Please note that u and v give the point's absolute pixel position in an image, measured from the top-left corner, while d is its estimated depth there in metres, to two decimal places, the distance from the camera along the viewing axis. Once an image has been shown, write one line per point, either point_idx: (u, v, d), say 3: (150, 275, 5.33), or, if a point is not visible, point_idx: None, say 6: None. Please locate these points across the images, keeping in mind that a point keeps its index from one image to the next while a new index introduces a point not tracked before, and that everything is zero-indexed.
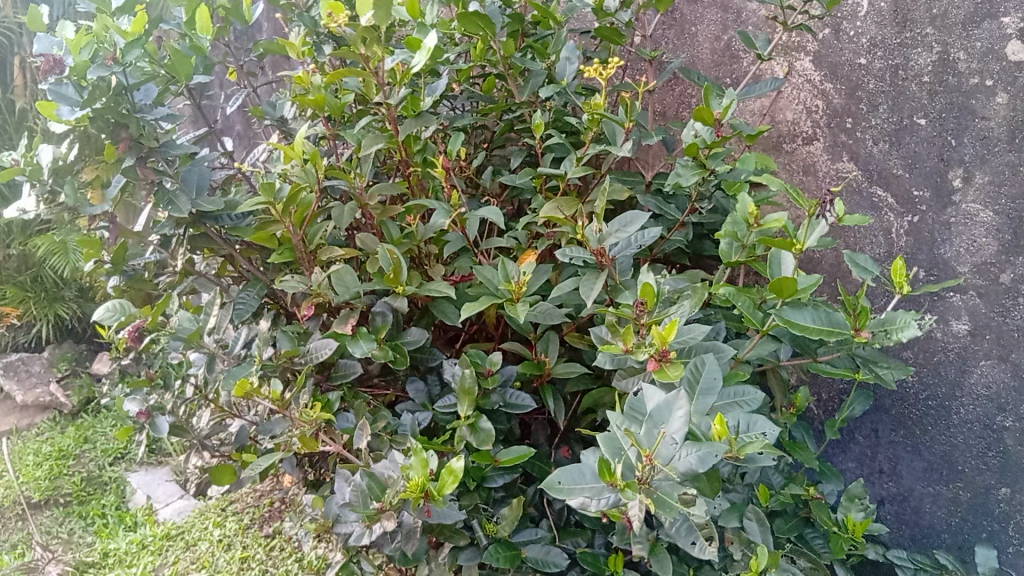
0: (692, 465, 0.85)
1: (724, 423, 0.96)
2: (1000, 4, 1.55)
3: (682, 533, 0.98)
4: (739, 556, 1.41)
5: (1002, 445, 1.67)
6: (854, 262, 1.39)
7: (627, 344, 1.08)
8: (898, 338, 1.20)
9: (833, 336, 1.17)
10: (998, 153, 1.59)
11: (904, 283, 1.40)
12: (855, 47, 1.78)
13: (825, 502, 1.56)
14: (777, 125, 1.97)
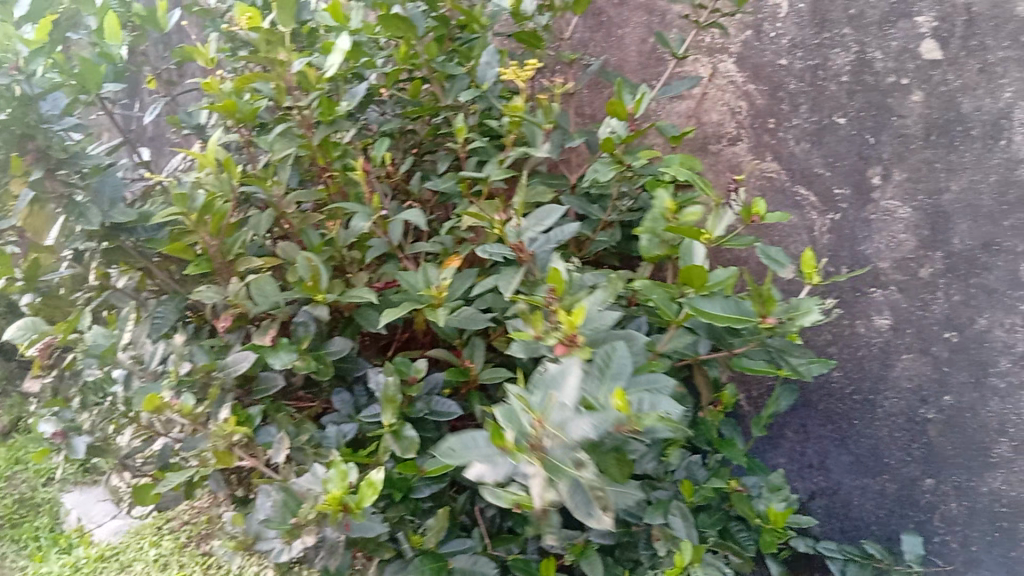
0: (585, 431, 0.85)
1: (624, 397, 0.92)
2: (914, 3, 1.65)
3: (580, 506, 0.89)
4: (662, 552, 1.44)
5: (925, 437, 1.71)
6: (767, 253, 1.38)
7: (538, 330, 1.11)
8: (804, 323, 1.24)
9: (740, 325, 1.18)
10: (914, 151, 1.67)
11: (814, 274, 1.42)
12: (776, 47, 1.83)
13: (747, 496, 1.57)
14: (703, 126, 1.98)
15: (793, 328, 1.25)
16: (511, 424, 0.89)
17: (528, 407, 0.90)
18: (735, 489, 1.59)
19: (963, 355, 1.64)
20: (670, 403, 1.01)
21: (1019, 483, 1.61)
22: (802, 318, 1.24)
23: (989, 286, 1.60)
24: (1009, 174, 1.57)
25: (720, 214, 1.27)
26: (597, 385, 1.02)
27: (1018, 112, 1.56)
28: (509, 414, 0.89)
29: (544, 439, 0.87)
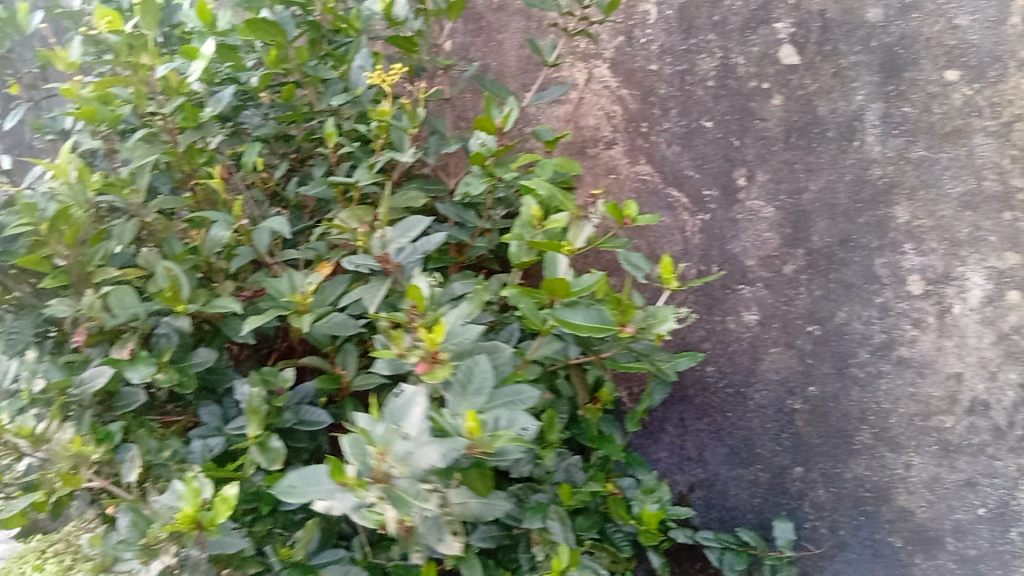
0: (433, 461, 0.88)
1: (477, 419, 0.97)
2: (772, 10, 1.73)
3: (431, 532, 1.10)
4: (538, 555, 1.46)
5: (793, 426, 1.79)
6: (627, 258, 1.41)
7: (400, 348, 1.12)
8: (661, 330, 1.27)
9: (602, 333, 1.22)
10: (776, 152, 1.76)
11: (673, 279, 1.40)
12: (646, 53, 1.90)
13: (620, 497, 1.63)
14: (580, 130, 2.03)
15: (650, 334, 1.29)
16: (355, 460, 0.93)
17: (372, 438, 0.93)
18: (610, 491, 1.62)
19: (826, 347, 1.72)
20: (526, 419, 1.07)
21: (881, 467, 1.69)
22: (658, 325, 1.27)
23: (847, 280, 1.69)
24: (863, 174, 1.66)
25: (581, 227, 1.32)
26: (459, 401, 1.06)
27: (869, 114, 1.65)
28: (351, 450, 0.93)
29: (389, 471, 0.91)
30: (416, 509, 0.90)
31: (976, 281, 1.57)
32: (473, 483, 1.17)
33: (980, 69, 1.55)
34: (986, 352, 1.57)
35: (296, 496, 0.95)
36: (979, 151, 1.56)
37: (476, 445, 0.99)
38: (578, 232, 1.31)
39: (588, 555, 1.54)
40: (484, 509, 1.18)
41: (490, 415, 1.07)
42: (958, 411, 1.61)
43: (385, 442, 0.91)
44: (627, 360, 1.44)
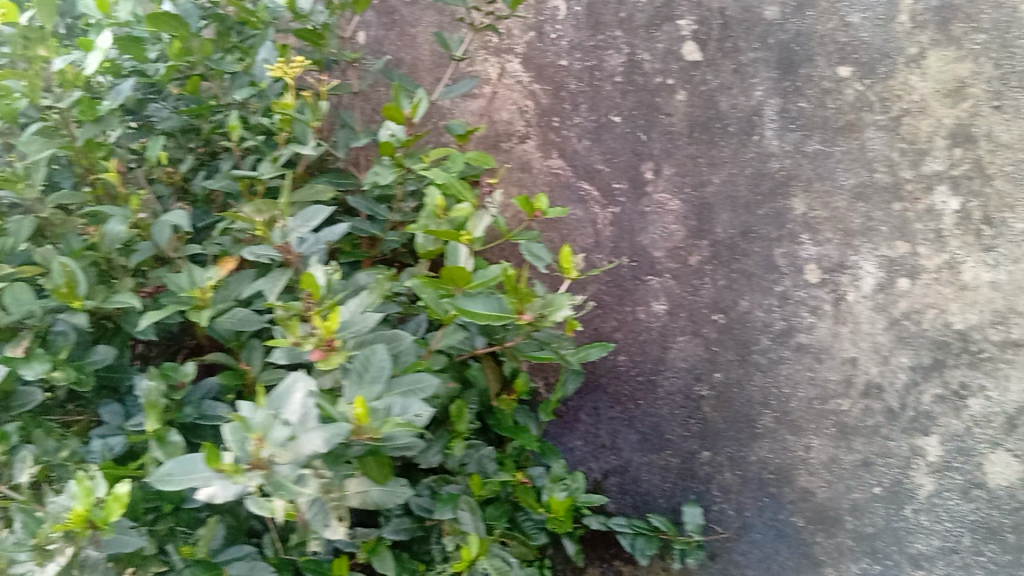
0: (316, 446, 0.95)
1: (365, 407, 1.01)
2: (676, 8, 1.79)
3: (317, 517, 1.10)
4: (449, 546, 1.48)
5: (701, 413, 1.82)
6: (530, 249, 1.45)
7: (295, 336, 1.10)
8: (557, 316, 1.30)
9: (501, 323, 1.25)
10: (680, 147, 1.80)
11: (573, 269, 1.43)
12: (556, 49, 1.93)
13: (529, 486, 1.65)
14: (494, 125, 2.00)
15: (548, 319, 1.31)
16: (234, 447, 0.95)
17: (250, 425, 0.95)
18: (521, 481, 1.65)
19: (729, 335, 1.77)
20: (419, 406, 1.10)
21: (783, 450, 1.74)
22: (555, 312, 1.30)
23: (748, 270, 1.74)
24: (762, 167, 1.72)
25: (482, 218, 1.35)
26: (356, 389, 1.09)
27: (768, 110, 1.71)
28: (231, 437, 0.94)
29: (269, 457, 0.95)
30: (296, 494, 0.94)
31: (868, 270, 1.64)
32: (371, 472, 1.21)
33: (870, 65, 1.64)
34: (878, 337, 1.64)
35: (174, 484, 0.96)
36: (870, 144, 1.63)
37: (365, 432, 1.04)
38: (478, 223, 1.35)
39: (498, 544, 1.56)
40: (384, 497, 1.23)
41: (385, 403, 1.09)
42: (853, 395, 1.67)
43: (265, 429, 0.94)
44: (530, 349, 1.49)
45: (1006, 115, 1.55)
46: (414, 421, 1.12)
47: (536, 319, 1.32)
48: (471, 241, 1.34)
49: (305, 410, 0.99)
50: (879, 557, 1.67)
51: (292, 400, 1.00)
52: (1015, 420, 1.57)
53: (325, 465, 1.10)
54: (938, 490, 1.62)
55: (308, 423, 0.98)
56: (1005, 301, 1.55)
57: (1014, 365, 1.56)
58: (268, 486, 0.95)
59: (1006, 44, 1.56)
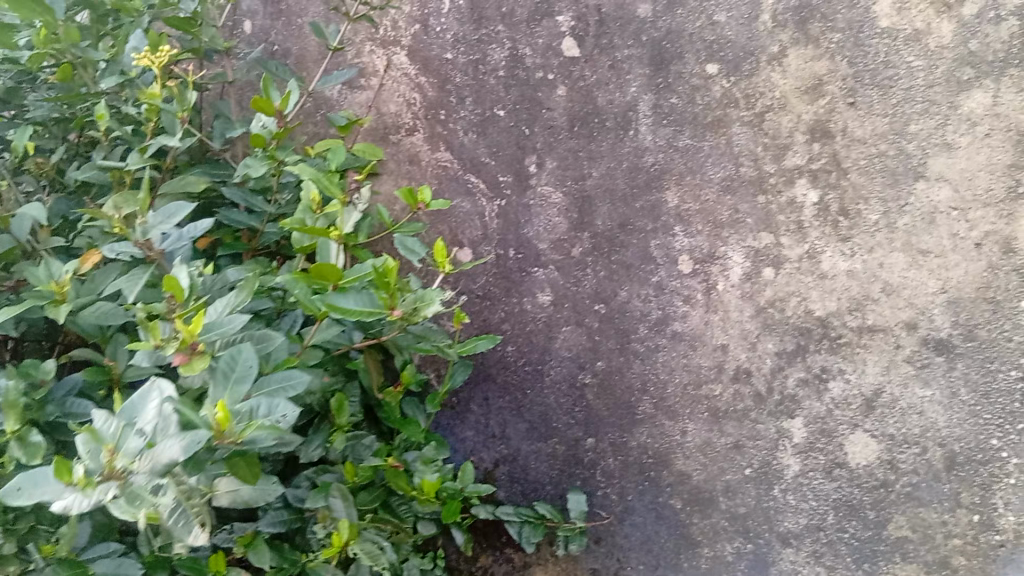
0: (174, 455, 0.95)
1: (227, 412, 1.01)
2: (555, 4, 1.82)
3: (180, 525, 1.04)
4: (320, 535, 1.49)
5: (585, 401, 1.86)
6: (403, 244, 1.47)
7: (156, 339, 1.08)
8: (428, 313, 1.28)
9: (373, 319, 1.24)
10: (562, 141, 1.84)
11: (447, 264, 1.44)
12: (441, 42, 1.94)
13: (402, 470, 1.61)
14: (382, 116, 2.01)
15: (418, 316, 1.29)
16: (87, 458, 0.92)
17: (101, 436, 0.95)
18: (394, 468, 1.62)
19: (611, 324, 1.82)
20: (286, 407, 1.10)
21: (660, 435, 1.79)
22: (426, 308, 1.28)
23: (626, 261, 1.80)
24: (637, 161, 1.77)
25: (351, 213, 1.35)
26: (221, 390, 1.07)
27: (642, 105, 1.76)
28: (82, 450, 0.92)
29: (123, 468, 0.94)
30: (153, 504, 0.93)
31: (736, 260, 1.71)
32: (239, 473, 1.17)
33: (735, 63, 1.69)
34: (746, 324, 1.71)
35: (20, 500, 0.90)
36: (736, 139, 1.69)
37: (227, 436, 1.03)
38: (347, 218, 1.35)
39: (373, 532, 1.58)
40: (255, 495, 1.23)
41: (249, 406, 1.07)
42: (725, 379, 1.73)
43: (118, 439, 0.94)
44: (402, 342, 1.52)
45: (859, 112, 1.61)
46: (281, 423, 1.10)
47: (407, 316, 1.30)
48: (340, 237, 1.35)
49: (161, 416, 0.99)
50: (751, 536, 1.73)
51: (145, 406, 0.99)
52: (873, 402, 1.62)
53: (187, 472, 1.05)
54: (803, 470, 1.68)
55: (165, 430, 0.98)
56: (861, 289, 1.62)
57: (869, 350, 1.62)
58: (124, 499, 0.92)
59: (858, 44, 1.61)
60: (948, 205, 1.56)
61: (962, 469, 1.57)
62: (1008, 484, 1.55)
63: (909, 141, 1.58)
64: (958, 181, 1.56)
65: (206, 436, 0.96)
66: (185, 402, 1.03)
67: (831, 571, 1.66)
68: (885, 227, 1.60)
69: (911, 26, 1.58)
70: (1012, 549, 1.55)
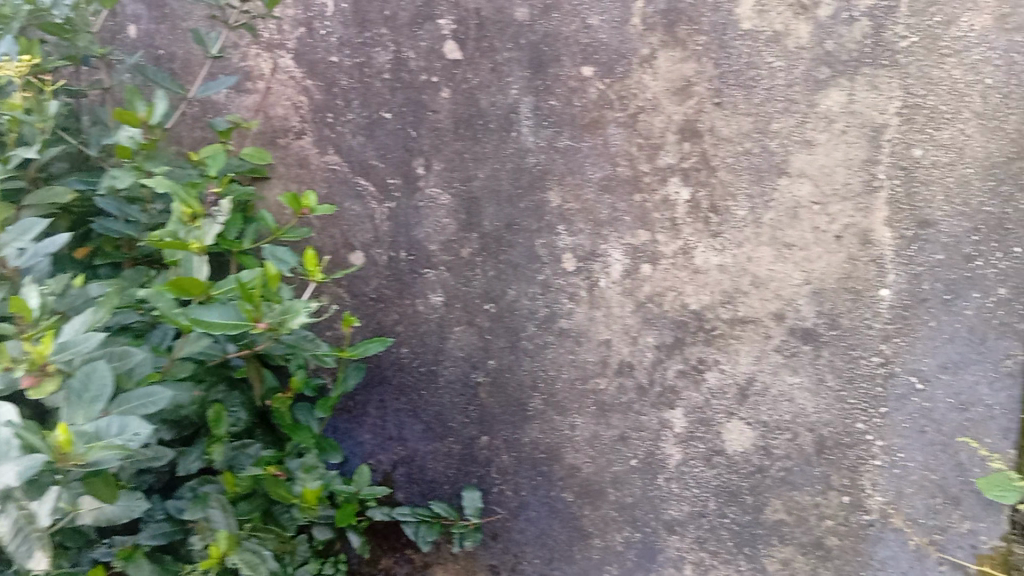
0: (9, 480, 0.93)
1: (69, 434, 0.99)
2: (436, 7, 1.83)
3: (22, 550, 1.03)
4: (198, 546, 1.47)
5: (478, 399, 1.88)
6: (274, 253, 1.57)
7: (4, 360, 1.06)
8: (293, 325, 1.27)
9: (235, 330, 1.26)
10: (447, 143, 1.85)
11: (317, 271, 1.48)
12: (326, 45, 1.91)
13: (283, 479, 1.60)
14: (269, 120, 1.97)
15: (284, 327, 1.29)
16: None
17: None
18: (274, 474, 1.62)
19: (500, 324, 1.84)
20: (139, 425, 1.07)
21: (551, 430, 1.82)
22: (291, 320, 1.28)
23: (513, 261, 1.82)
24: (520, 162, 1.80)
25: (211, 225, 1.35)
26: (74, 410, 1.07)
27: (523, 107, 1.79)
28: None
29: None
30: None
31: (616, 257, 1.75)
32: (99, 492, 1.16)
33: (610, 65, 1.73)
34: (628, 319, 1.75)
35: None
36: (613, 140, 1.74)
37: (70, 458, 1.02)
38: (206, 230, 1.35)
39: (254, 541, 1.57)
40: (120, 513, 1.24)
41: (96, 426, 1.05)
42: (609, 373, 1.78)
43: None
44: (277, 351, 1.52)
45: (725, 112, 1.67)
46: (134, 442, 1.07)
47: (273, 327, 1.30)
48: (201, 249, 1.34)
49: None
50: (638, 526, 1.77)
51: None
52: (746, 391, 1.69)
53: (31, 493, 1.05)
54: (685, 459, 1.73)
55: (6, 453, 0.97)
56: (732, 283, 1.69)
57: (742, 341, 1.69)
58: None
59: (722, 46, 1.67)
60: (810, 200, 1.64)
61: (831, 453, 1.64)
62: (875, 465, 1.62)
63: (772, 140, 1.65)
64: (818, 177, 1.63)
65: (43, 461, 0.95)
66: (29, 427, 1.02)
67: (714, 556, 1.72)
68: (751, 223, 1.67)
69: (771, 28, 1.64)
70: (881, 528, 1.62)
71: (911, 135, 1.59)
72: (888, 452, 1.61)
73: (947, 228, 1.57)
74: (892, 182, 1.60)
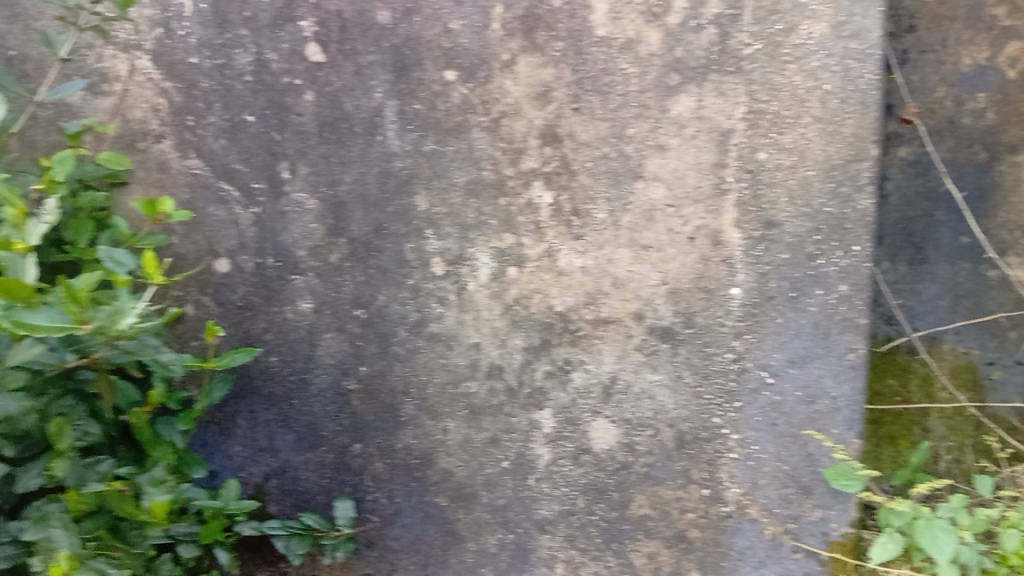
0: None
1: None
2: (296, 9, 1.77)
3: None
4: (39, 567, 1.41)
5: (350, 407, 1.85)
6: (110, 255, 1.50)
7: None
8: (122, 325, 1.26)
9: (62, 333, 1.19)
10: (312, 146, 1.81)
11: (157, 273, 1.46)
12: (185, 46, 1.81)
13: (130, 495, 1.53)
14: (128, 123, 1.85)
15: (113, 328, 1.26)
16: None
17: None
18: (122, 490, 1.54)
19: (371, 329, 1.82)
20: None
21: (424, 435, 1.82)
22: (117, 321, 1.26)
23: (382, 265, 1.81)
24: (386, 166, 1.79)
25: (38, 226, 1.34)
26: None
27: (387, 111, 1.77)
28: None
29: None
30: None
31: (483, 261, 1.76)
32: None
33: (471, 69, 1.73)
34: (496, 322, 1.77)
35: None
36: (477, 144, 1.75)
37: None
38: (31, 231, 1.34)
39: (101, 561, 1.51)
40: None
41: None
42: (480, 377, 1.79)
43: None
44: (120, 358, 1.43)
45: (583, 117, 1.70)
46: None
47: (101, 329, 1.25)
48: (26, 249, 1.34)
49: None
50: (511, 527, 1.79)
51: None
52: (610, 389, 1.73)
53: None
54: (554, 459, 1.76)
55: None
56: (594, 284, 1.72)
57: (605, 341, 1.73)
58: None
59: (579, 52, 1.69)
60: (664, 203, 1.69)
61: (690, 447, 1.71)
62: (730, 458, 1.69)
63: (627, 144, 1.69)
64: (670, 181, 1.68)
65: None
66: None
67: (584, 553, 1.76)
68: (611, 225, 1.71)
69: (624, 35, 1.67)
70: (739, 519, 1.69)
71: (756, 139, 1.64)
72: (742, 445, 1.68)
73: (791, 228, 1.64)
74: (739, 184, 1.65)
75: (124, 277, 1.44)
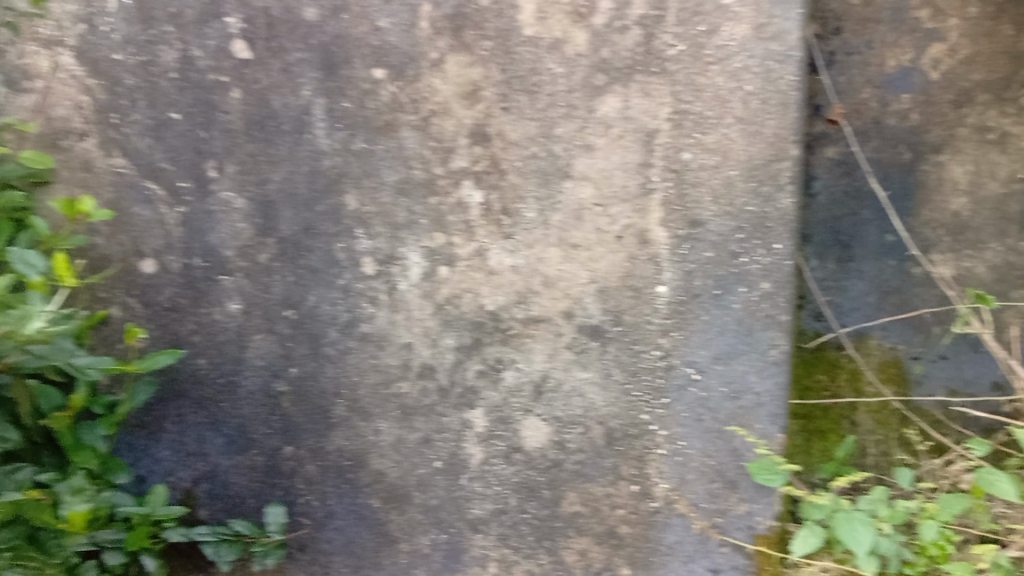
0: None
1: None
2: (222, 5, 1.74)
3: None
4: None
5: (280, 409, 1.83)
6: (20, 257, 1.46)
7: None
8: (31, 328, 1.33)
9: None
10: (240, 145, 1.78)
11: (68, 274, 1.42)
12: (108, 42, 1.76)
13: (47, 502, 1.50)
14: (50, 121, 1.79)
15: (22, 332, 1.32)
16: None
17: None
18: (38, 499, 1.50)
19: (301, 330, 1.80)
20: None
21: (356, 437, 1.80)
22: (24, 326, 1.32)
23: (312, 266, 1.79)
24: (315, 165, 1.77)
25: None
26: None
27: (316, 109, 1.75)
28: None
29: None
30: None
31: (414, 260, 1.76)
32: None
33: (400, 68, 1.72)
34: (427, 322, 1.76)
35: None
36: (407, 143, 1.74)
37: None
38: None
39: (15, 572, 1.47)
40: None
41: None
42: (411, 377, 1.78)
43: None
44: (33, 364, 1.38)
45: (512, 117, 1.70)
46: None
47: (10, 333, 1.32)
48: None
49: None
50: (444, 527, 1.79)
51: None
52: (541, 388, 1.74)
53: None
54: (487, 458, 1.77)
55: None
56: (524, 283, 1.73)
57: (536, 339, 1.73)
58: None
59: (508, 51, 1.69)
60: (593, 202, 1.70)
61: (620, 444, 1.72)
62: (659, 454, 1.71)
63: (555, 144, 1.70)
64: (598, 180, 1.69)
65: None
66: None
67: (516, 552, 1.77)
68: (541, 224, 1.71)
69: (551, 34, 1.68)
70: (668, 515, 1.72)
71: (680, 139, 1.66)
72: (670, 441, 1.71)
73: (715, 227, 1.66)
74: (665, 184, 1.67)
75: (37, 280, 1.45)
